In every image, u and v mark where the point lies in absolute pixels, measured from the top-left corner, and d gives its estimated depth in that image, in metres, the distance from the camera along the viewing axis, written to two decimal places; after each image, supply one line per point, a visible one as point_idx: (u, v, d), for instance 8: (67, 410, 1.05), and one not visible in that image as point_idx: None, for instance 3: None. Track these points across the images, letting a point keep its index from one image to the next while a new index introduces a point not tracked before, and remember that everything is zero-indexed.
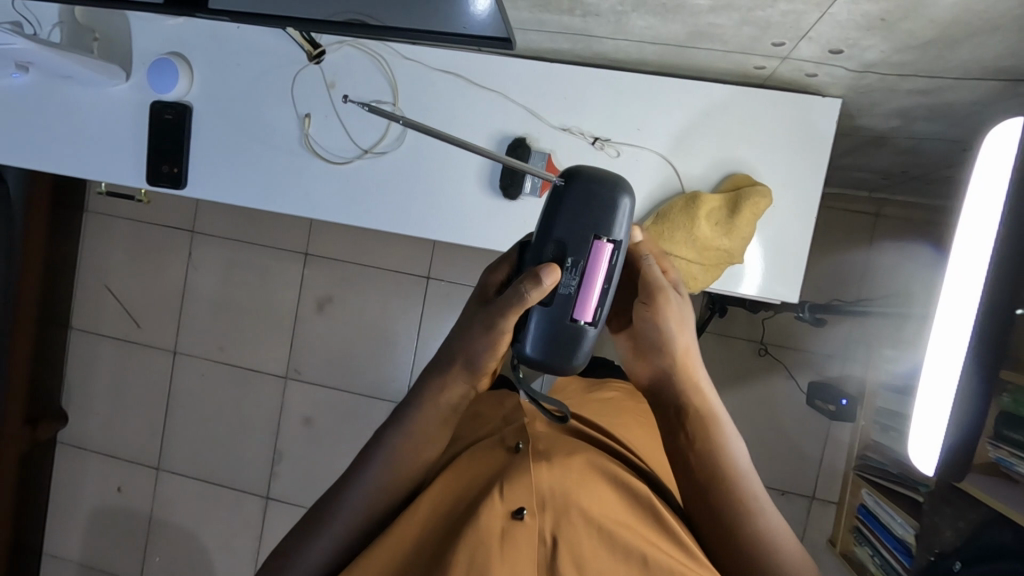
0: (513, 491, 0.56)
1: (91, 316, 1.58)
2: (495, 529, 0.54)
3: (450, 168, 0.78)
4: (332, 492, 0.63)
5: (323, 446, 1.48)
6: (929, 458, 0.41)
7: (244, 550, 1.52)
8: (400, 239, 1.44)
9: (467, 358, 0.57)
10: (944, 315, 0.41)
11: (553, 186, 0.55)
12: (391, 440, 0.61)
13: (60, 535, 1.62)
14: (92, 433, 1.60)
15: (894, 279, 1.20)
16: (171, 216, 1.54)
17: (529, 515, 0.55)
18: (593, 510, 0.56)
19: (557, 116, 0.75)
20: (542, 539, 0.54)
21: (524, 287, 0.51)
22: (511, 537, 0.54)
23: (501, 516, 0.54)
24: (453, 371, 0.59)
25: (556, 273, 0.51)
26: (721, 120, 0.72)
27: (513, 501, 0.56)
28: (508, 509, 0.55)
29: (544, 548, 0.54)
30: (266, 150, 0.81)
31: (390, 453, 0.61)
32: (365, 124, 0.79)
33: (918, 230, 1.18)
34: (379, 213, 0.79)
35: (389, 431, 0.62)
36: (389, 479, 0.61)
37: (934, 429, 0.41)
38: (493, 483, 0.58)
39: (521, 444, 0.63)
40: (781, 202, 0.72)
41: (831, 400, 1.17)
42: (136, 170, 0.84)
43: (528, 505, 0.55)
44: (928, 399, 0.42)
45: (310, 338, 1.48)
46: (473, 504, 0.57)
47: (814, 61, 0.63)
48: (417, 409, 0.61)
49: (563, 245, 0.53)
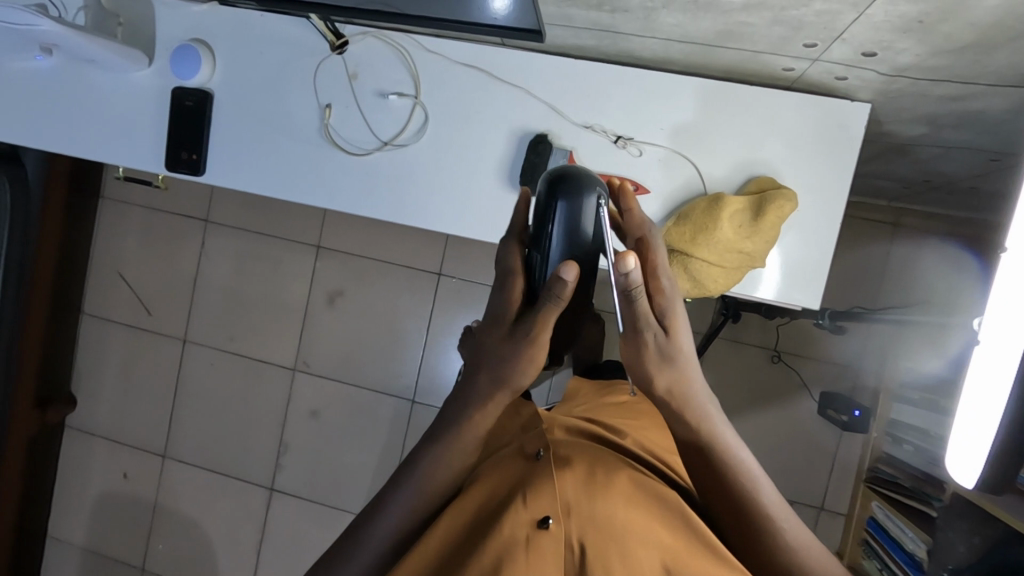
0: (537, 498, 0.54)
1: (103, 302, 1.59)
2: (520, 538, 0.52)
3: (471, 163, 0.77)
4: (359, 516, 0.58)
5: (330, 439, 1.48)
6: (972, 463, 0.40)
7: (247, 540, 1.52)
8: (413, 234, 1.44)
9: (500, 378, 0.50)
10: (1001, 317, 0.40)
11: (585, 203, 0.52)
12: (416, 464, 0.56)
13: (64, 518, 1.63)
14: (101, 419, 1.60)
15: (910, 289, 1.18)
16: (185, 204, 1.55)
17: (554, 523, 0.53)
18: (615, 516, 0.54)
19: (581, 114, 0.74)
20: (568, 546, 0.52)
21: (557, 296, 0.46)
22: (536, 545, 0.52)
23: (525, 524, 0.52)
24: (488, 394, 0.52)
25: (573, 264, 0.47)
26: (745, 121, 0.71)
27: (537, 509, 0.53)
28: (533, 517, 0.53)
29: (570, 554, 0.52)
30: (286, 141, 0.81)
31: (417, 471, 0.56)
32: (386, 116, 0.78)
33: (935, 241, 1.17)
34: (399, 207, 0.78)
35: (415, 461, 0.56)
36: (415, 499, 0.57)
37: (980, 437, 0.40)
38: (515, 490, 0.56)
39: (541, 451, 0.60)
40: (804, 207, 0.71)
41: (844, 410, 1.17)
42: (154, 155, 0.84)
43: (553, 512, 0.53)
44: (974, 411, 0.41)
45: (320, 331, 1.49)
46: (496, 511, 0.55)
47: (845, 63, 0.62)
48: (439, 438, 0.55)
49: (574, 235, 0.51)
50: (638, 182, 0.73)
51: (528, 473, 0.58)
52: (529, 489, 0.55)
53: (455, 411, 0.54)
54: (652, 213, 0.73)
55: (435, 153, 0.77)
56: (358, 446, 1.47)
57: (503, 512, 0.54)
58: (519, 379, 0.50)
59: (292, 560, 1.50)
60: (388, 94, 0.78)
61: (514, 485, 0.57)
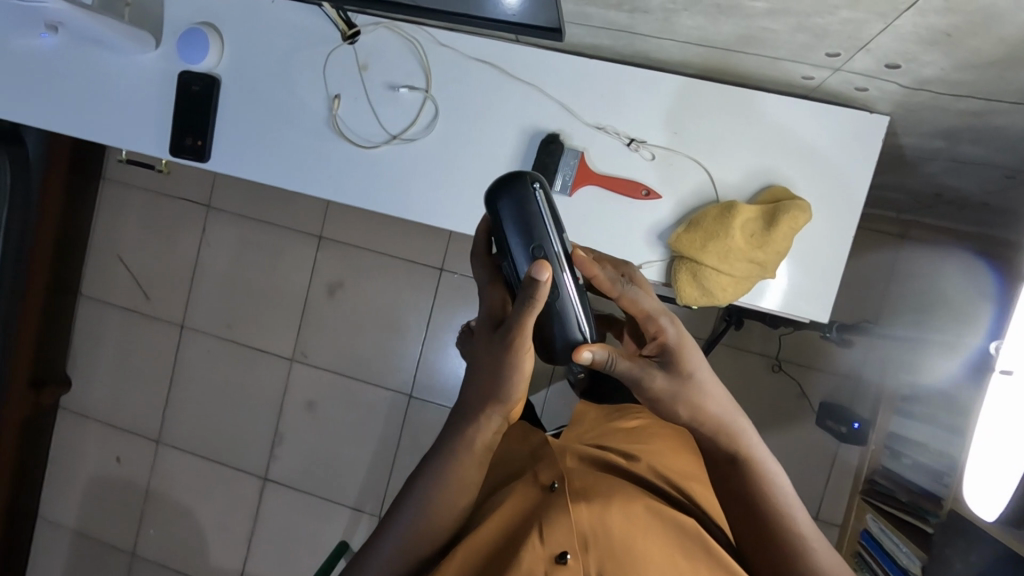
0: (553, 532, 0.55)
1: (101, 285, 1.58)
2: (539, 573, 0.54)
3: (480, 159, 0.75)
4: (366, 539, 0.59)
5: (326, 430, 1.48)
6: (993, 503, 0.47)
7: (239, 528, 1.52)
8: (415, 228, 1.42)
9: (493, 389, 0.53)
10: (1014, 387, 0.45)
11: (516, 195, 0.54)
12: (416, 483, 0.57)
13: (56, 501, 1.62)
14: (95, 402, 1.59)
15: (913, 296, 1.18)
16: (187, 189, 1.53)
17: (571, 559, 0.54)
18: (632, 550, 0.55)
19: (594, 114, 0.73)
20: None
21: (530, 298, 0.47)
22: None
23: (542, 559, 0.54)
24: (482, 406, 0.54)
25: (545, 265, 0.48)
26: (761, 129, 0.70)
27: (554, 544, 0.55)
28: (550, 552, 0.55)
29: None
30: (292, 130, 0.79)
31: (421, 498, 0.56)
32: (396, 109, 0.77)
33: (937, 250, 1.17)
34: (405, 201, 0.77)
35: (422, 479, 0.56)
36: (418, 526, 0.56)
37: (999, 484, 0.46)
38: (531, 523, 0.57)
39: (557, 482, 0.61)
40: (817, 219, 0.70)
41: (843, 422, 1.18)
42: (158, 140, 0.82)
43: (570, 547, 0.55)
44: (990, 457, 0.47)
45: (319, 322, 1.48)
46: (514, 547, 0.56)
47: (866, 74, 0.61)
48: (442, 456, 0.56)
49: (526, 237, 0.54)
50: (649, 186, 0.72)
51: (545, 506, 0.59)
52: (545, 523, 0.56)
53: (457, 425, 0.56)
54: (662, 217, 0.72)
55: (443, 149, 0.76)
56: (353, 439, 1.47)
57: (521, 548, 0.55)
58: (508, 392, 0.53)
59: (284, 549, 1.50)
60: (399, 87, 0.77)
61: (531, 517, 0.58)
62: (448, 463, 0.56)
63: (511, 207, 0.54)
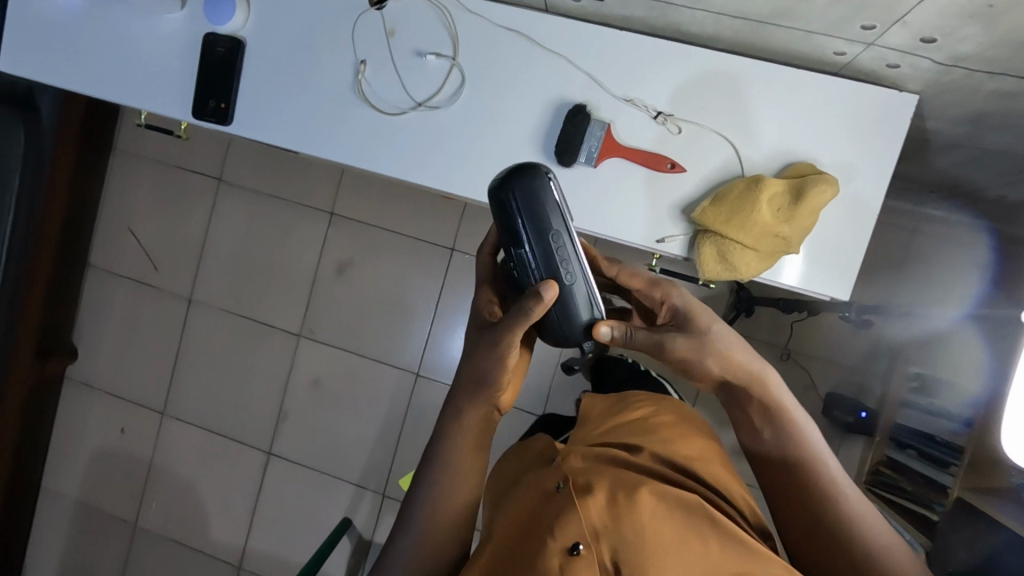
0: (564, 526, 0.53)
1: (109, 256, 1.57)
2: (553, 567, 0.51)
3: (505, 129, 0.75)
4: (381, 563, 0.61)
5: (331, 407, 1.48)
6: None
7: (241, 503, 1.52)
8: (427, 207, 1.42)
9: (477, 378, 0.58)
10: None
11: (527, 189, 0.56)
12: (416, 490, 0.61)
13: (59, 471, 1.62)
14: (101, 374, 1.59)
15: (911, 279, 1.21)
16: (199, 162, 1.53)
17: (584, 549, 0.52)
18: (647, 536, 0.53)
19: (621, 87, 0.73)
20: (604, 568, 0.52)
21: (531, 308, 0.53)
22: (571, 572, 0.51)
23: (557, 552, 0.52)
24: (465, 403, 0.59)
25: (552, 286, 0.53)
26: (790, 104, 0.70)
27: (567, 537, 0.53)
28: (563, 545, 0.52)
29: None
30: (316, 95, 0.79)
31: (423, 502, 0.60)
32: (422, 77, 0.77)
33: (944, 235, 1.18)
34: (427, 170, 0.77)
35: (421, 484, 0.60)
36: (424, 532, 0.59)
37: None
38: (540, 526, 0.55)
39: (561, 482, 0.59)
40: (842, 196, 0.70)
41: (850, 412, 1.19)
42: (179, 101, 0.82)
43: (582, 537, 0.52)
44: None
45: (327, 299, 1.47)
46: (527, 549, 0.54)
47: (899, 50, 0.61)
48: (437, 458, 0.60)
49: (525, 241, 0.57)
50: (674, 160, 0.72)
51: (551, 505, 0.57)
52: (553, 520, 0.54)
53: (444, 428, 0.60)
54: (686, 192, 0.72)
55: (468, 118, 0.76)
56: (358, 417, 1.47)
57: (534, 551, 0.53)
58: (491, 380, 0.57)
59: (285, 525, 1.50)
60: (426, 54, 0.77)
61: (540, 519, 0.56)
62: (446, 459, 0.60)
63: (521, 200, 0.56)
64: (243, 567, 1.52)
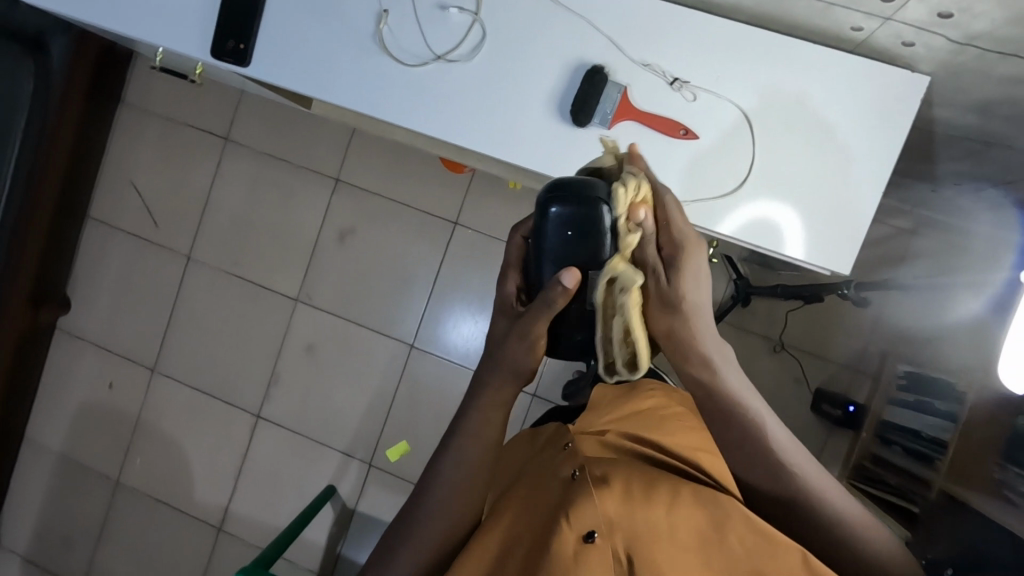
0: (580, 512, 0.54)
1: (110, 210, 1.57)
2: (568, 554, 0.52)
3: (521, 87, 0.76)
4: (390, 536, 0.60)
5: (324, 373, 1.48)
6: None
7: (226, 464, 1.52)
8: (437, 179, 1.42)
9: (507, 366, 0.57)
10: None
11: (581, 208, 0.54)
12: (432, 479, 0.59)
13: (43, 421, 1.61)
14: (92, 326, 1.58)
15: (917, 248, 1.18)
16: (207, 120, 1.52)
17: (599, 538, 0.53)
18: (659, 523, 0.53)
19: (640, 51, 0.74)
20: (616, 558, 0.52)
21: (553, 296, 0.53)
22: (583, 559, 0.52)
23: (572, 540, 0.53)
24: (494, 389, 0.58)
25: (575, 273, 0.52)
26: (804, 78, 0.71)
27: (582, 524, 0.54)
28: (578, 532, 0.53)
29: (619, 566, 0.52)
30: (337, 42, 0.79)
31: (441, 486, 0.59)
32: (443, 29, 0.77)
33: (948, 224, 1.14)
34: (442, 124, 0.77)
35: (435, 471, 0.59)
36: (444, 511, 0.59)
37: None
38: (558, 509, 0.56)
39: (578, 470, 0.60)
40: (849, 172, 0.70)
41: (839, 406, 1.22)
42: (198, 40, 0.82)
43: (598, 527, 0.53)
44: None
45: (326, 266, 1.48)
46: (542, 533, 0.56)
47: (916, 26, 0.62)
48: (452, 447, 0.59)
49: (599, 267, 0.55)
50: (687, 126, 0.73)
51: (567, 493, 0.58)
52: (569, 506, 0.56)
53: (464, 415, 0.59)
54: (696, 158, 0.73)
55: (486, 73, 0.76)
56: (348, 385, 1.47)
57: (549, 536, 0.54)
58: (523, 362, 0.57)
59: (269, 489, 1.50)
60: (448, 7, 0.77)
61: (557, 506, 0.57)
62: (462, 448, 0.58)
63: (577, 213, 0.54)
64: (225, 529, 1.52)
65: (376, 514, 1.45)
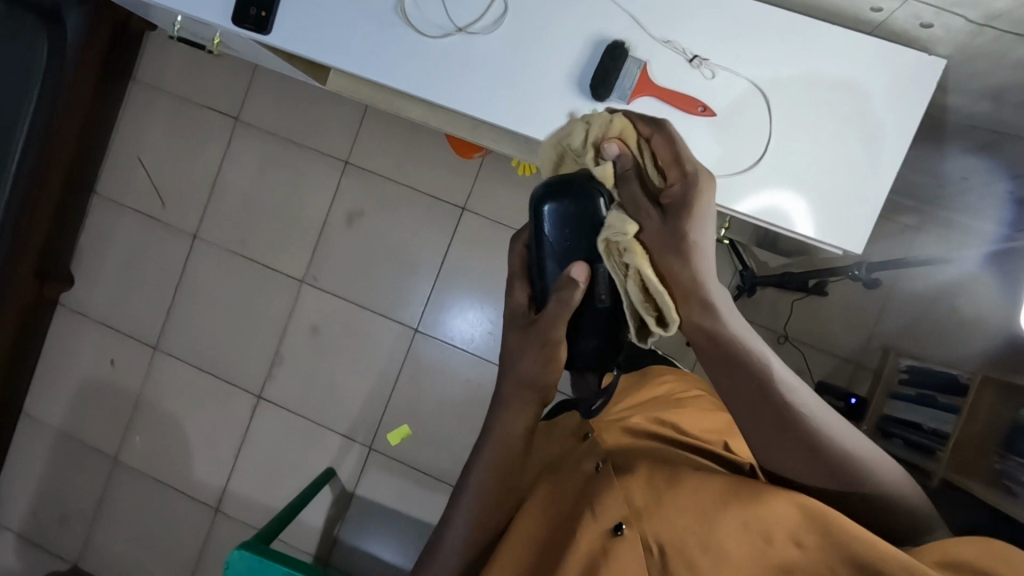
0: (607, 507, 0.54)
1: (117, 187, 1.57)
2: (598, 549, 0.52)
3: (542, 61, 0.76)
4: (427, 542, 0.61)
5: (327, 355, 1.48)
6: None
7: (226, 444, 1.51)
8: (446, 163, 1.43)
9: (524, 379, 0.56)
10: None
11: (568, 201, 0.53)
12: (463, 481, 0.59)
13: (42, 398, 1.60)
14: (95, 303, 1.58)
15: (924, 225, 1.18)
16: (218, 99, 1.53)
17: (628, 529, 0.52)
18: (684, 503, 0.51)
19: (661, 29, 0.74)
20: (646, 548, 0.50)
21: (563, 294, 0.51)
22: (615, 553, 0.51)
23: (599, 535, 0.53)
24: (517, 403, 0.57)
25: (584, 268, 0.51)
26: (823, 58, 0.72)
27: (610, 519, 0.53)
28: (606, 526, 0.53)
29: (650, 558, 0.49)
30: (359, 13, 0.80)
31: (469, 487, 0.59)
32: (465, 2, 0.78)
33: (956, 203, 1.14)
34: (462, 97, 0.78)
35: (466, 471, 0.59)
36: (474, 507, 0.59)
37: None
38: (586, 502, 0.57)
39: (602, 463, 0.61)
40: (864, 152, 0.71)
41: (842, 397, 1.22)
42: (220, 8, 0.82)
43: (625, 518, 0.53)
44: None
45: (333, 248, 1.48)
46: (569, 524, 0.57)
47: (936, 6, 0.63)
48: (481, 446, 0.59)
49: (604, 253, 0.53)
50: (705, 103, 0.73)
51: (594, 485, 0.59)
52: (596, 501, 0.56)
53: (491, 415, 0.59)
54: (714, 135, 0.73)
55: (507, 46, 0.77)
56: (351, 367, 1.47)
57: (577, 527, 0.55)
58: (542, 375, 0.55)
59: (268, 470, 1.50)
60: None
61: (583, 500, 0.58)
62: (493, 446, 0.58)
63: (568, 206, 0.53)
64: (222, 510, 1.51)
65: (375, 497, 1.45)
